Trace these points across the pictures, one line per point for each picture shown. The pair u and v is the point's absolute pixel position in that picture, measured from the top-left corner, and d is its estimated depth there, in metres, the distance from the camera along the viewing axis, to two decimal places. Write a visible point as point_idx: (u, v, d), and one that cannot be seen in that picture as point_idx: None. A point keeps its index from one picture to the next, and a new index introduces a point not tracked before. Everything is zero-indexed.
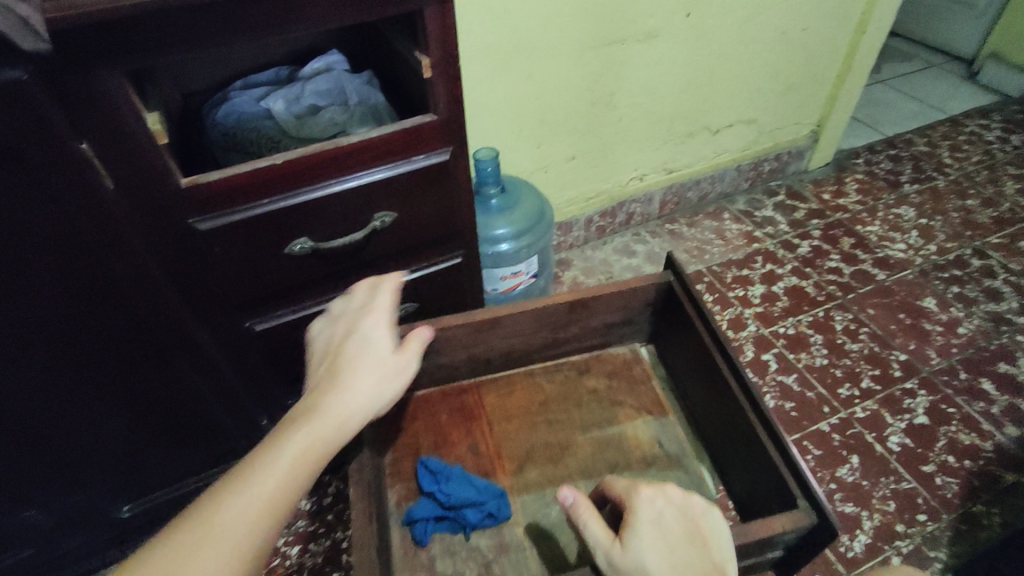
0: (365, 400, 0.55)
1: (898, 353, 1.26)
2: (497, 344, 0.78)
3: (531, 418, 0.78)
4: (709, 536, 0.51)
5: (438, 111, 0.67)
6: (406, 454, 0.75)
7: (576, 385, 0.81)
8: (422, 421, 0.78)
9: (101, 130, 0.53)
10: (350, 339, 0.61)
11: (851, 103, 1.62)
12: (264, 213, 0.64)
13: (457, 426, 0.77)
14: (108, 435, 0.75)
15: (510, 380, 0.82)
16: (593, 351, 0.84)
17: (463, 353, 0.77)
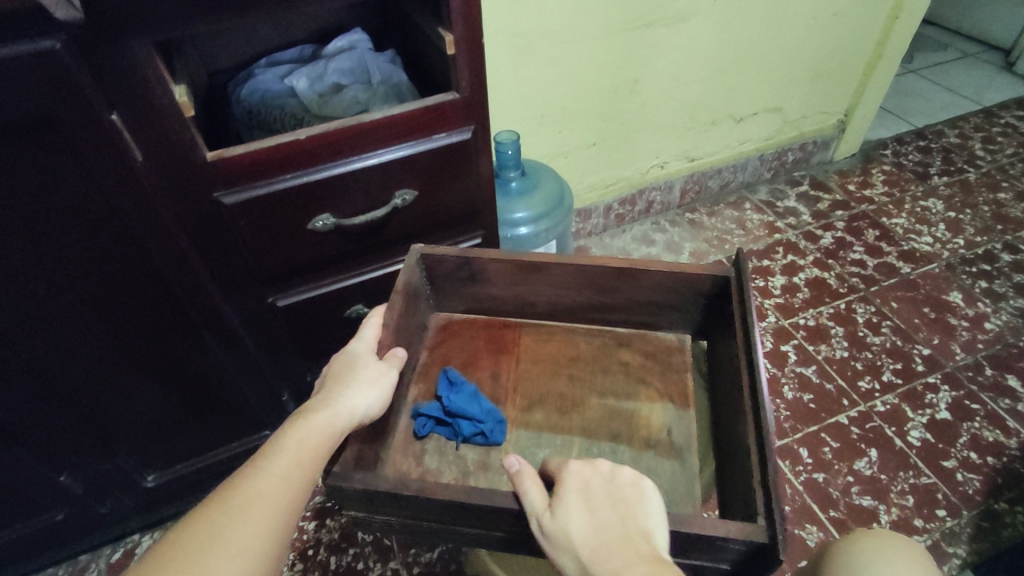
0: (347, 414, 0.51)
1: (921, 347, 1.23)
2: (543, 293, 0.68)
3: (556, 367, 0.67)
4: (633, 504, 0.45)
5: (460, 89, 0.66)
6: (436, 362, 0.67)
7: (610, 354, 0.68)
8: (454, 339, 0.69)
9: (130, 101, 0.54)
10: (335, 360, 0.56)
11: (880, 93, 1.58)
12: (287, 188, 0.65)
13: (475, 361, 0.67)
14: (134, 403, 0.77)
15: (551, 331, 0.71)
16: (640, 328, 0.70)
17: (503, 285, 0.68)
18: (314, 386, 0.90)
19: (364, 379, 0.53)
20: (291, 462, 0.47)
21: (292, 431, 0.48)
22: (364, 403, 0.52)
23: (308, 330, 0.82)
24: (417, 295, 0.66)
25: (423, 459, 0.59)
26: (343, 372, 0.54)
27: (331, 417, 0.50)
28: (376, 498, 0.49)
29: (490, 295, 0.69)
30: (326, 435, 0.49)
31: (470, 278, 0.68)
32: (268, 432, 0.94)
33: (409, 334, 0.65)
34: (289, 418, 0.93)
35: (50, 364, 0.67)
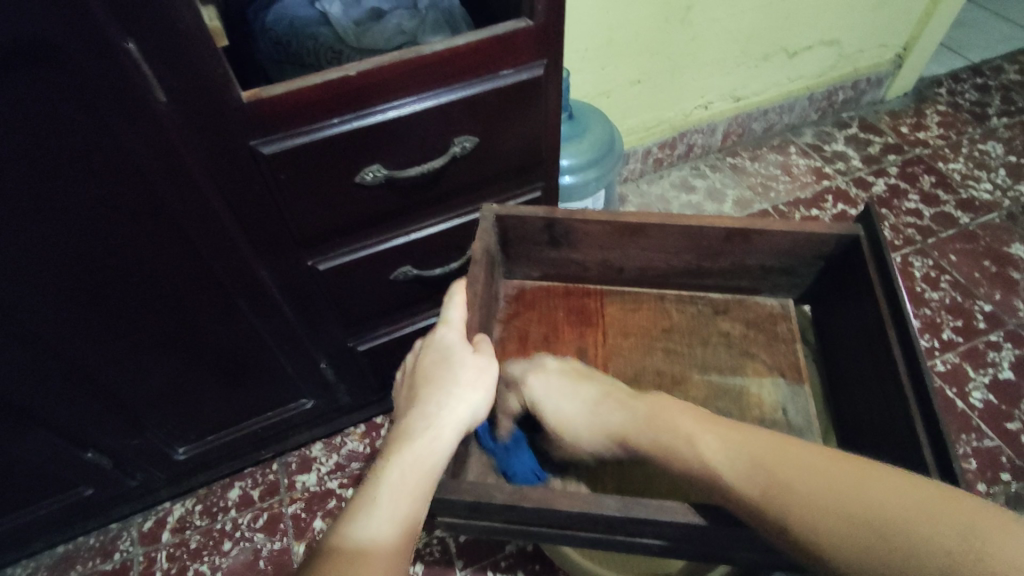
0: (453, 425, 0.48)
1: (982, 303, 1.17)
2: (634, 255, 0.64)
3: (649, 341, 0.64)
4: (584, 373, 0.57)
5: (534, 16, 0.56)
6: (514, 338, 0.64)
7: (707, 324, 0.65)
8: (530, 311, 0.66)
9: (150, 28, 0.44)
10: (425, 357, 0.53)
11: (944, 23, 1.44)
12: (334, 135, 0.55)
13: (556, 332, 0.65)
14: (164, 373, 0.70)
15: (636, 298, 0.68)
16: (738, 294, 0.67)
17: (592, 253, 0.65)
18: (355, 353, 0.83)
19: (463, 382, 0.50)
20: (400, 491, 0.44)
21: (398, 452, 0.46)
22: (467, 410, 0.50)
23: (352, 295, 0.74)
24: (492, 261, 0.62)
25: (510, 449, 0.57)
26: (437, 374, 0.51)
27: (435, 434, 0.47)
28: (483, 507, 0.46)
29: (572, 260, 0.66)
30: (434, 454, 0.46)
31: (550, 242, 0.64)
32: (306, 401, 0.88)
33: (489, 308, 0.62)
34: (325, 386, 0.86)
35: (69, 336, 0.60)
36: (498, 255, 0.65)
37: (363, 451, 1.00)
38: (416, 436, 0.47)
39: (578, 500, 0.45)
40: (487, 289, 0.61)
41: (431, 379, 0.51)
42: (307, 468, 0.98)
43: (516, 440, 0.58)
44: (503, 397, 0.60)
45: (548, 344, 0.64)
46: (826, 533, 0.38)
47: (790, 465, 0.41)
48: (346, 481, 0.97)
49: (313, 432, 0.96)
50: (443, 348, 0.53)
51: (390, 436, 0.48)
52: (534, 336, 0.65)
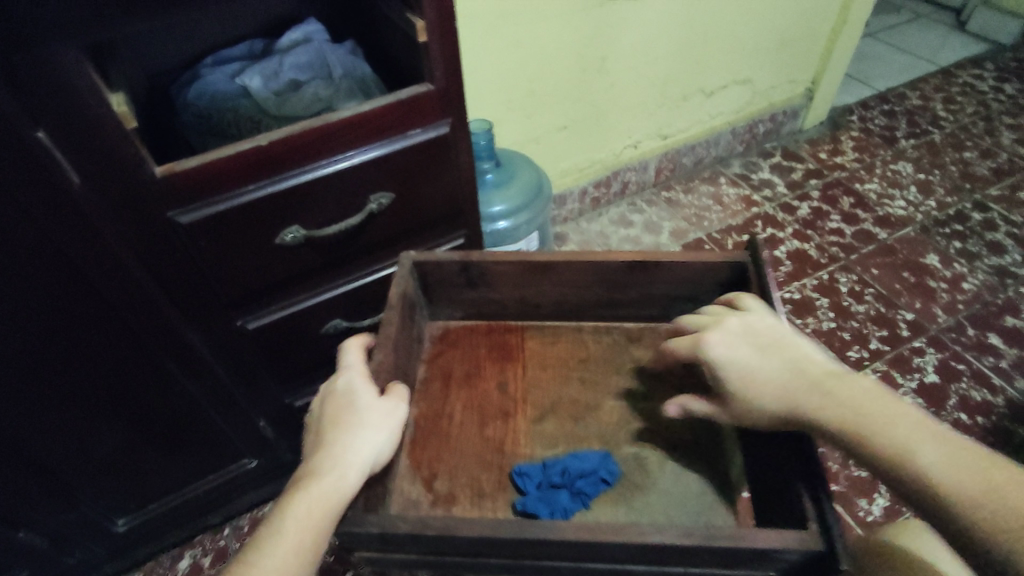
0: (357, 465, 0.50)
1: (904, 312, 1.24)
2: (549, 292, 0.68)
3: (566, 371, 0.68)
4: (782, 338, 0.54)
5: (433, 80, 0.61)
6: (438, 376, 0.67)
7: (621, 353, 0.69)
8: (453, 350, 0.70)
9: (57, 116, 0.47)
10: (331, 400, 0.54)
11: (845, 57, 1.58)
12: (250, 202, 0.58)
13: (477, 370, 0.68)
14: (97, 444, 0.70)
15: (556, 331, 0.72)
16: (649, 323, 0.71)
17: (507, 291, 0.69)
18: (294, 409, 0.84)
19: (368, 425, 0.52)
20: (302, 529, 0.46)
21: (298, 494, 0.47)
22: (372, 450, 0.51)
23: (285, 351, 0.76)
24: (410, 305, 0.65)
25: (432, 484, 0.59)
26: (343, 417, 0.52)
27: (340, 473, 0.49)
28: (392, 539, 0.48)
29: (489, 298, 0.70)
30: (336, 493, 0.47)
31: (469, 283, 0.68)
32: (248, 460, 0.88)
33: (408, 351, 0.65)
34: (268, 444, 0.87)
35: None
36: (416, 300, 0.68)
37: None
38: (319, 476, 0.48)
39: (484, 526, 0.47)
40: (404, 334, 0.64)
41: (335, 422, 0.52)
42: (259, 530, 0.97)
43: (438, 474, 0.60)
44: (427, 435, 0.62)
45: (469, 380, 0.67)
46: (926, 489, 0.43)
47: (912, 445, 0.45)
48: None
49: (262, 492, 0.95)
50: (346, 391, 0.54)
51: (294, 476, 0.49)
52: (457, 374, 0.68)
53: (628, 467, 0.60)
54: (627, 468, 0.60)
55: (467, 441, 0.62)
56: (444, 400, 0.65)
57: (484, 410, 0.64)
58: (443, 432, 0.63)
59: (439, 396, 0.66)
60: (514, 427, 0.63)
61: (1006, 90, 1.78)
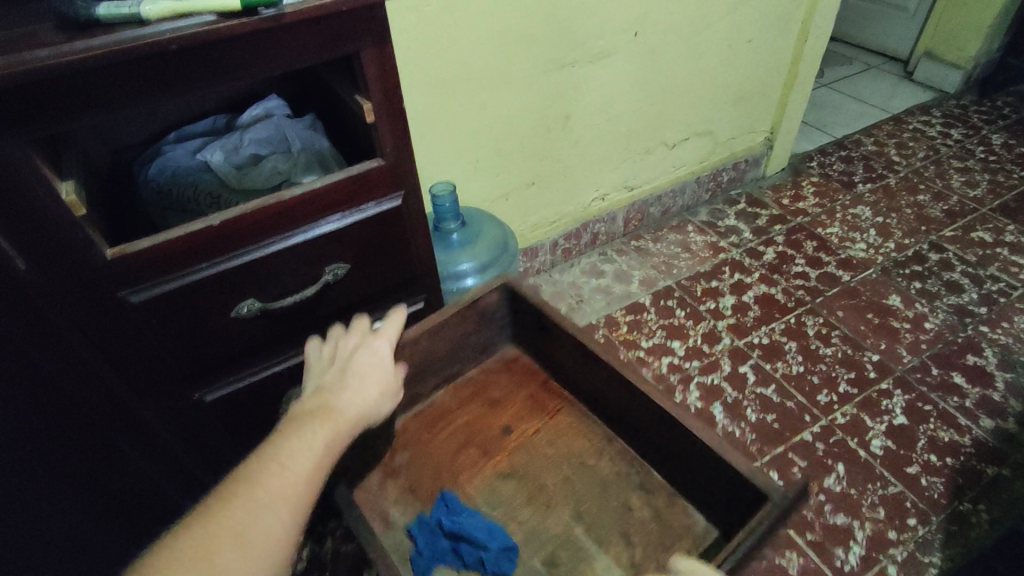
0: (374, 416, 0.58)
1: (870, 354, 1.26)
2: (590, 379, 0.73)
3: (564, 459, 0.71)
4: None
5: (384, 156, 0.63)
6: (475, 387, 0.79)
7: (620, 485, 0.68)
8: (508, 375, 0.80)
9: (4, 207, 0.48)
10: (359, 353, 0.61)
11: (799, 109, 1.65)
12: (203, 278, 0.59)
13: (510, 396, 0.78)
14: (47, 527, 0.68)
15: (587, 435, 0.73)
16: (671, 491, 0.67)
17: (559, 352, 0.76)
18: None
19: (390, 389, 0.60)
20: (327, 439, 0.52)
21: (331, 423, 0.53)
22: (383, 410, 0.60)
23: (245, 421, 0.75)
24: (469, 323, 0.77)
25: (393, 454, 0.72)
26: (371, 366, 0.60)
27: (366, 408, 0.57)
28: None
29: (548, 350, 0.78)
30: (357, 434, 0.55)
31: (540, 329, 0.77)
32: None
33: (466, 348, 0.79)
34: None
35: None
36: (499, 317, 0.80)
37: None
38: (350, 416, 0.55)
39: None
40: (459, 332, 0.77)
41: (367, 375, 0.59)
42: None
43: (403, 450, 0.72)
44: (427, 421, 0.75)
45: (495, 407, 0.76)
46: None
47: None
48: None
49: None
50: (376, 346, 0.62)
51: (321, 405, 0.55)
52: (494, 395, 0.78)
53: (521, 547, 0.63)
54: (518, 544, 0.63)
55: (440, 450, 0.72)
56: (463, 412, 0.76)
57: (477, 445, 0.72)
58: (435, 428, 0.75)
59: (462, 400, 0.77)
60: (467, 478, 0.69)
61: (955, 134, 1.87)
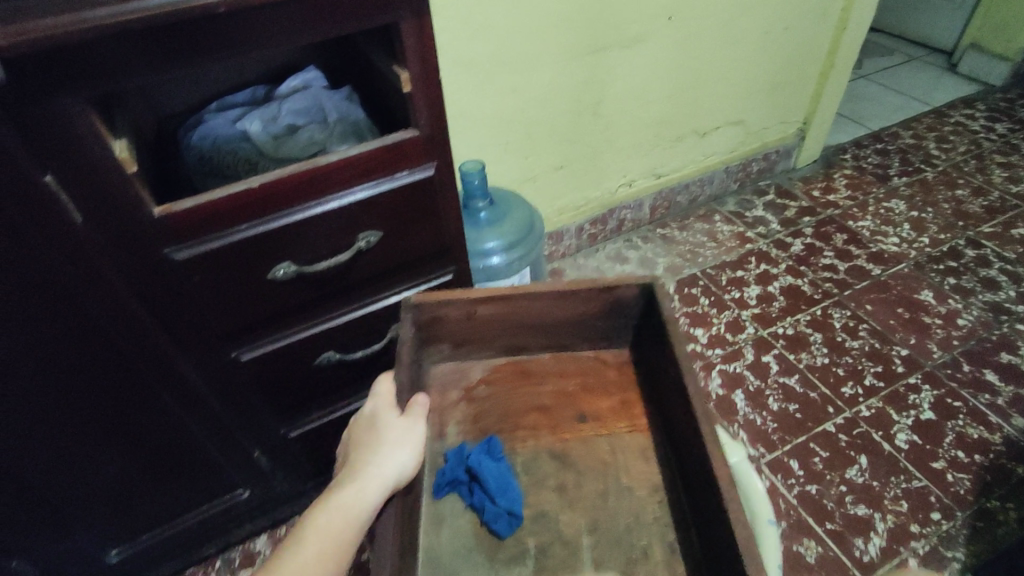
0: (375, 480, 0.52)
1: (899, 348, 1.24)
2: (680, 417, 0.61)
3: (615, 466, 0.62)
4: None
5: (419, 126, 0.64)
6: (567, 372, 0.70)
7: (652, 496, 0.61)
8: (616, 378, 0.70)
9: (64, 161, 0.50)
10: (358, 422, 0.58)
11: (835, 99, 1.62)
12: (242, 239, 0.62)
13: (609, 388, 0.69)
14: (90, 474, 0.72)
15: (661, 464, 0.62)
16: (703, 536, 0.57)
17: (664, 372, 0.64)
18: (287, 440, 0.85)
19: (389, 443, 0.54)
20: (322, 542, 0.49)
21: (321, 508, 0.50)
22: (393, 467, 0.53)
23: (277, 383, 0.78)
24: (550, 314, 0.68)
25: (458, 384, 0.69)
26: (367, 439, 0.55)
27: (360, 487, 0.51)
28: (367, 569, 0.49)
29: (653, 361, 0.67)
30: (355, 506, 0.50)
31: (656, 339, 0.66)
32: (241, 491, 0.88)
33: (587, 328, 0.70)
34: (261, 475, 0.88)
35: None
36: (630, 314, 0.69)
37: None
38: (340, 490, 0.51)
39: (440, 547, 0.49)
40: (579, 312, 0.68)
41: (365, 439, 0.55)
42: (251, 562, 0.98)
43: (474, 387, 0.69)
44: (521, 373, 0.70)
45: (588, 394, 0.68)
46: None
47: None
48: None
49: (255, 524, 0.96)
50: (372, 415, 0.57)
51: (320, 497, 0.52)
52: (593, 383, 0.69)
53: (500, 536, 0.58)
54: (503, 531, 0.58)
55: (519, 400, 0.68)
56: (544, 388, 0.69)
57: (549, 417, 0.66)
58: (512, 388, 0.69)
59: (549, 378, 0.70)
60: (518, 437, 0.65)
61: (998, 129, 1.81)
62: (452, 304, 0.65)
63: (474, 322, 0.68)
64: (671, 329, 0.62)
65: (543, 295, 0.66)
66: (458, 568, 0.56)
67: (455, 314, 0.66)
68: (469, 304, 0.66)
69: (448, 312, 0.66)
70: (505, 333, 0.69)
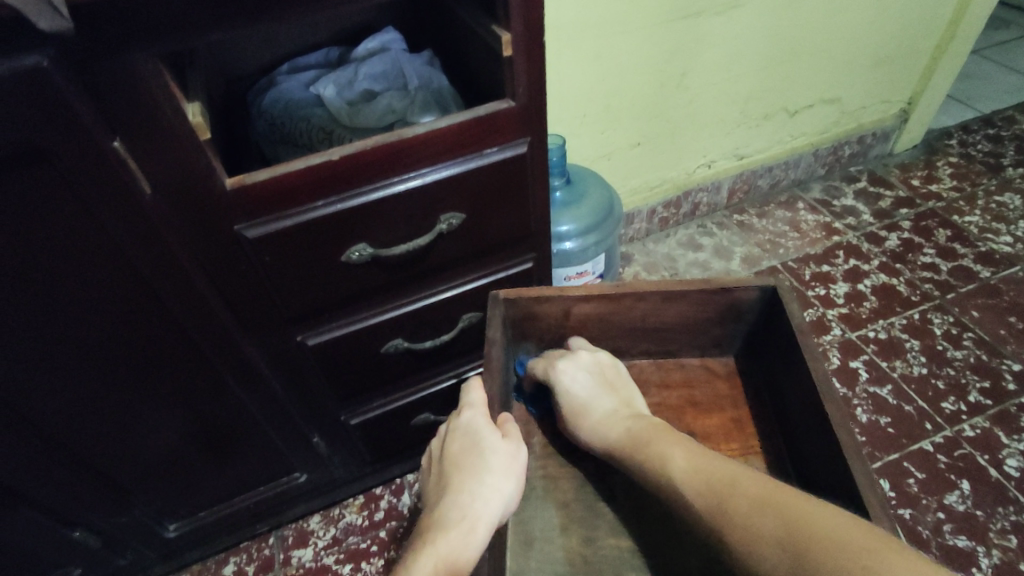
0: (487, 515, 0.47)
1: (1010, 362, 1.11)
2: (807, 435, 0.57)
3: None
4: (611, 381, 0.61)
5: (515, 96, 0.57)
6: (670, 381, 0.67)
7: None
8: (723, 387, 0.66)
9: (135, 125, 0.45)
10: (452, 443, 0.53)
11: (948, 77, 1.45)
12: (318, 217, 0.56)
13: (719, 404, 0.65)
14: (152, 452, 0.69)
15: None
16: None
17: (795, 393, 0.59)
18: (347, 426, 0.81)
19: (494, 468, 0.50)
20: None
21: (429, 545, 0.45)
22: (501, 497, 0.49)
23: (341, 370, 0.73)
24: (656, 314, 0.64)
25: None
26: (468, 461, 0.51)
27: (469, 523, 0.47)
28: None
29: (779, 375, 0.62)
30: (467, 544, 0.45)
31: (780, 353, 0.62)
32: (299, 474, 0.86)
33: (701, 335, 0.67)
34: (319, 460, 0.85)
35: (53, 420, 0.60)
36: (751, 321, 0.65)
37: (361, 524, 0.98)
38: (451, 525, 0.46)
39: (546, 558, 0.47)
40: (692, 316, 0.65)
41: (465, 464, 0.51)
42: (303, 542, 0.96)
43: None
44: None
45: (696, 410, 0.65)
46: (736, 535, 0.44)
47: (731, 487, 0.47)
48: (342, 557, 0.94)
49: (309, 505, 0.94)
50: (469, 432, 0.53)
51: (421, 530, 0.48)
52: (703, 398, 0.66)
53: (597, 567, 0.54)
54: (599, 561, 0.55)
55: None
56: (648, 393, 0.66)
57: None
58: None
59: (650, 385, 0.67)
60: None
61: None
62: (551, 302, 0.62)
63: (572, 322, 0.65)
64: (804, 344, 0.57)
65: (654, 296, 0.62)
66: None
67: (553, 313, 0.64)
68: (568, 302, 0.63)
69: (544, 309, 0.63)
70: (607, 335, 0.67)
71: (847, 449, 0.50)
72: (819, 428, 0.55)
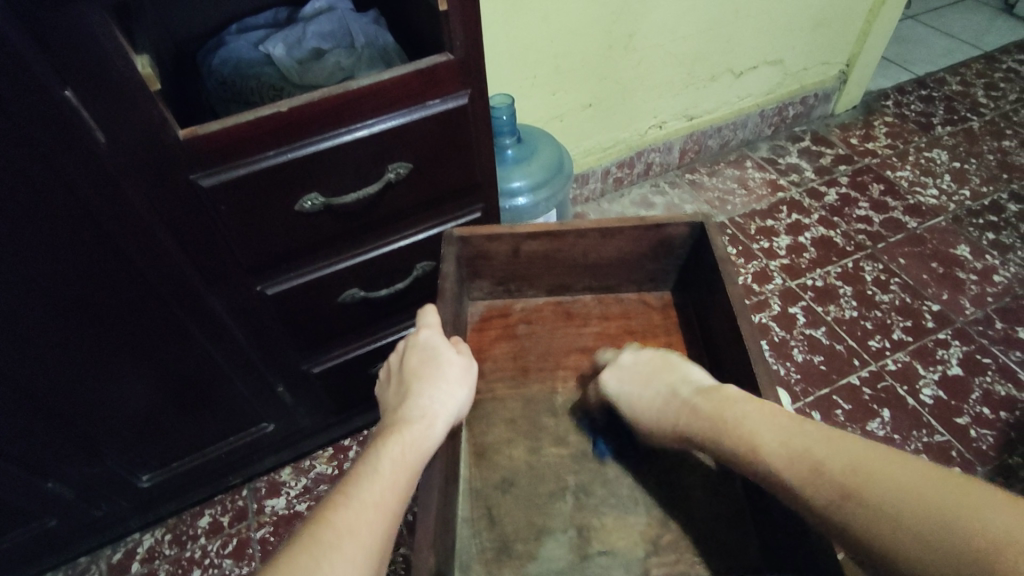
0: (442, 419, 0.53)
1: (930, 303, 1.21)
2: (726, 353, 0.63)
3: None
4: (673, 365, 0.58)
5: (453, 49, 0.60)
6: (611, 315, 0.73)
7: None
8: (657, 316, 0.73)
9: (86, 76, 0.48)
10: (413, 355, 0.58)
11: (882, 40, 1.52)
12: (269, 166, 0.59)
13: (655, 332, 0.71)
14: (122, 400, 0.73)
15: None
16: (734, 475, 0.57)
17: (717, 318, 0.66)
18: (311, 373, 0.85)
19: (450, 379, 0.56)
20: (397, 470, 0.48)
21: (394, 438, 0.50)
22: (456, 403, 0.55)
23: (300, 318, 0.77)
24: (594, 252, 0.69)
25: (501, 321, 0.72)
26: (427, 371, 0.56)
27: (429, 423, 0.52)
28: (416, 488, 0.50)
29: (705, 303, 0.68)
30: (427, 438, 0.51)
31: (706, 282, 0.68)
32: (267, 424, 0.90)
33: (639, 273, 0.72)
34: (286, 408, 0.89)
35: (20, 367, 0.62)
36: (683, 258, 0.71)
37: (331, 473, 1.03)
38: (413, 422, 0.52)
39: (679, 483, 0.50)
40: (629, 254, 0.70)
41: (425, 373, 0.56)
42: (276, 492, 1.01)
43: (525, 322, 0.72)
44: (565, 315, 0.73)
45: (633, 337, 0.70)
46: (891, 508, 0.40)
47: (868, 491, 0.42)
48: (313, 503, 0.99)
49: (280, 456, 0.99)
50: (429, 346, 0.58)
51: (384, 427, 0.52)
52: (639, 326, 0.71)
53: (540, 474, 0.59)
54: (543, 467, 0.60)
55: (563, 341, 0.70)
56: (588, 326, 0.71)
57: (594, 359, 0.69)
58: (556, 329, 0.71)
59: (591, 319, 0.72)
60: (561, 377, 0.67)
61: None
62: (501, 240, 0.67)
63: (521, 259, 0.70)
64: (726, 272, 0.63)
65: (593, 234, 0.68)
66: (499, 504, 0.58)
67: (504, 250, 0.68)
68: (517, 239, 0.68)
69: (496, 247, 0.68)
70: (552, 273, 0.72)
71: (756, 358, 0.56)
72: (735, 346, 0.61)
